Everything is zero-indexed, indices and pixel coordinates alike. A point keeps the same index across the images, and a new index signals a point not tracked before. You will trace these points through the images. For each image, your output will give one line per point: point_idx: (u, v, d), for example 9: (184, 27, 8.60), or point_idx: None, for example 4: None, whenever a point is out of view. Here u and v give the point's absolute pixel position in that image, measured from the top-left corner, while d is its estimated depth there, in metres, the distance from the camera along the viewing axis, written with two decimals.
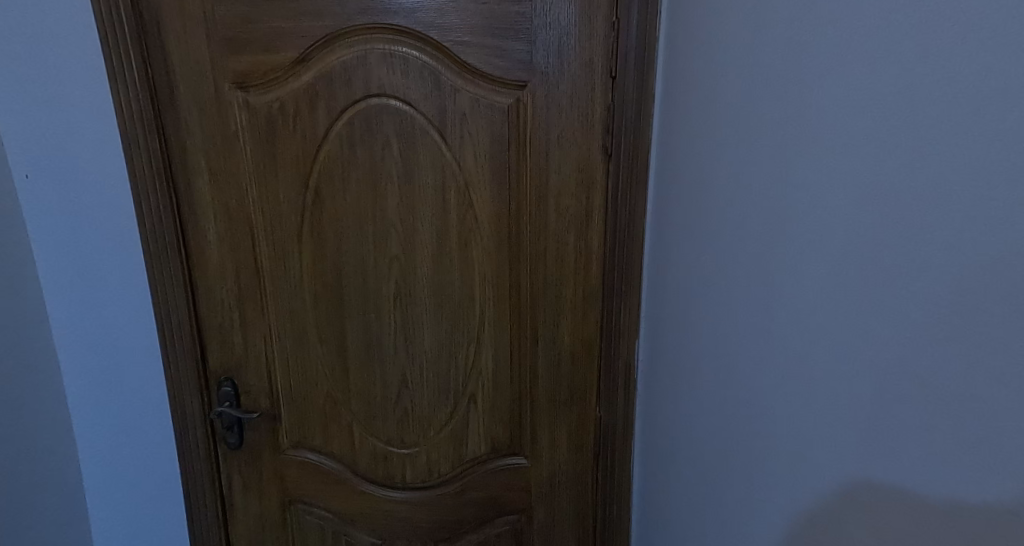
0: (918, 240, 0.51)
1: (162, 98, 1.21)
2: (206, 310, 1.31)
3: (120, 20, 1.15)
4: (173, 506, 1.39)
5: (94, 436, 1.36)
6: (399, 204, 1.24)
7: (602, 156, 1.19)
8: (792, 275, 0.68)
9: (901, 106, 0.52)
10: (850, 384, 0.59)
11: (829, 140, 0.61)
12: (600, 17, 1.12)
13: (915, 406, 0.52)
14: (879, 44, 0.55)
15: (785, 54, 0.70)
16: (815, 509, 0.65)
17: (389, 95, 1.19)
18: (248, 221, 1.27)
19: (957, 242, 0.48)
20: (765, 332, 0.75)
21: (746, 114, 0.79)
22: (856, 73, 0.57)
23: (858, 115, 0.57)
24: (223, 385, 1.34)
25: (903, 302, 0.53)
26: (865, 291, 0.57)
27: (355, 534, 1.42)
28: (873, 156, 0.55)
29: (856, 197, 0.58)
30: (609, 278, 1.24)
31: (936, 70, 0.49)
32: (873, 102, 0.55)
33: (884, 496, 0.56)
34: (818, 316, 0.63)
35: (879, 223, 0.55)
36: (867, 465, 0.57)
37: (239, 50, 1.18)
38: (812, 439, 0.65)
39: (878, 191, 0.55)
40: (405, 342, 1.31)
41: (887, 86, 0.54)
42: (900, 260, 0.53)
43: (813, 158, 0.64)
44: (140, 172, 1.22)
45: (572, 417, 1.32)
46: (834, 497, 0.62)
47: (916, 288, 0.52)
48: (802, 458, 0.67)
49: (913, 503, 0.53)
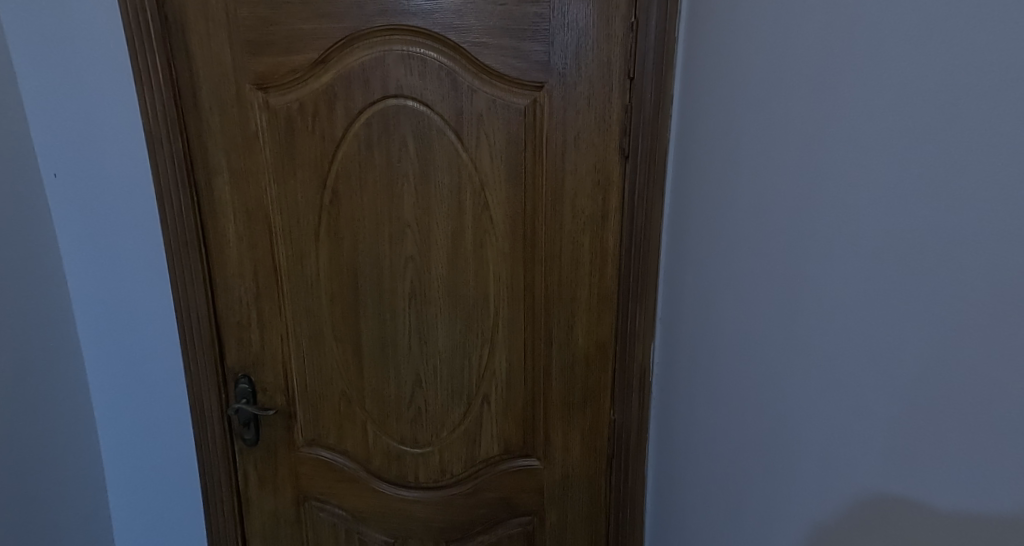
0: (932, 248, 0.51)
1: (186, 99, 1.23)
2: (224, 307, 1.33)
3: (146, 23, 1.17)
4: (190, 499, 1.41)
5: (117, 430, 1.39)
6: (415, 204, 1.24)
7: (619, 157, 1.19)
8: (811, 276, 0.67)
9: (926, 101, 0.51)
10: (869, 389, 0.58)
11: (851, 138, 0.60)
12: (619, 18, 1.12)
13: (938, 411, 0.51)
14: (903, 39, 0.53)
15: (807, 50, 0.68)
16: (831, 519, 0.64)
17: (407, 96, 1.20)
18: (267, 220, 1.29)
19: (968, 251, 0.48)
20: (783, 335, 0.74)
21: (766, 111, 0.78)
22: (879, 68, 0.56)
23: (877, 113, 0.56)
24: (241, 382, 1.36)
25: (927, 302, 0.51)
26: (886, 292, 0.56)
27: (368, 533, 1.43)
28: (897, 153, 0.54)
29: (877, 195, 0.56)
30: (625, 281, 1.23)
31: (957, 72, 0.48)
32: (897, 98, 0.54)
33: (905, 507, 0.54)
34: (838, 318, 0.62)
35: (900, 222, 0.53)
36: (886, 475, 0.56)
37: (261, 52, 1.20)
38: (829, 446, 0.64)
39: (902, 189, 0.53)
40: (419, 341, 1.31)
41: (910, 80, 0.52)
42: (924, 259, 0.52)
43: (834, 157, 0.62)
44: (163, 171, 1.24)
45: (586, 419, 1.31)
46: (852, 508, 0.61)
47: (941, 287, 0.50)
48: (818, 466, 0.66)
49: (934, 514, 0.51)
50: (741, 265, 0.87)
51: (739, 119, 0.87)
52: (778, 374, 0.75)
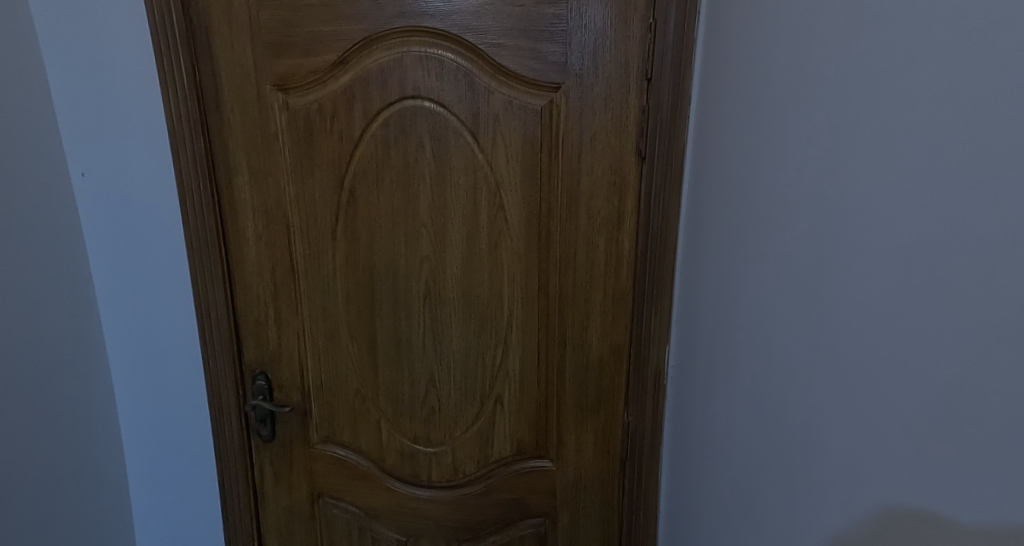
0: (957, 256, 0.51)
1: (208, 100, 1.25)
2: (242, 304, 1.35)
3: (172, 26, 1.19)
4: (207, 493, 1.44)
5: (141, 424, 1.42)
6: (431, 205, 1.25)
7: (635, 158, 1.18)
8: (835, 278, 0.66)
9: (965, 98, 0.50)
10: (900, 394, 0.57)
11: (882, 136, 0.58)
12: (637, 19, 1.11)
13: (977, 416, 0.50)
14: (938, 36, 0.52)
15: (832, 47, 0.67)
16: (855, 528, 0.63)
17: (424, 97, 1.20)
18: (285, 219, 1.30)
19: (992, 259, 0.48)
20: (803, 339, 0.72)
21: (788, 110, 0.77)
22: (912, 65, 0.55)
23: (902, 120, 0.56)
24: (257, 379, 1.38)
25: (968, 304, 0.50)
26: (913, 296, 0.55)
27: (379, 531, 1.44)
28: (933, 153, 0.53)
29: (912, 195, 0.55)
30: (640, 282, 1.23)
31: (983, 81, 0.49)
32: (932, 96, 0.53)
33: (935, 515, 0.53)
34: (868, 322, 0.60)
35: (925, 230, 0.54)
36: (906, 479, 0.56)
37: (283, 54, 1.21)
38: (855, 454, 0.63)
39: (940, 189, 0.52)
40: (434, 341, 1.32)
41: (948, 77, 0.52)
42: (963, 257, 0.51)
43: (856, 161, 0.62)
44: (185, 170, 1.26)
45: (599, 420, 1.31)
46: (880, 520, 0.59)
47: (982, 289, 0.49)
48: (841, 474, 0.65)
49: (973, 525, 0.50)
50: (759, 267, 0.86)
51: (759, 119, 0.86)
52: (797, 379, 0.74)
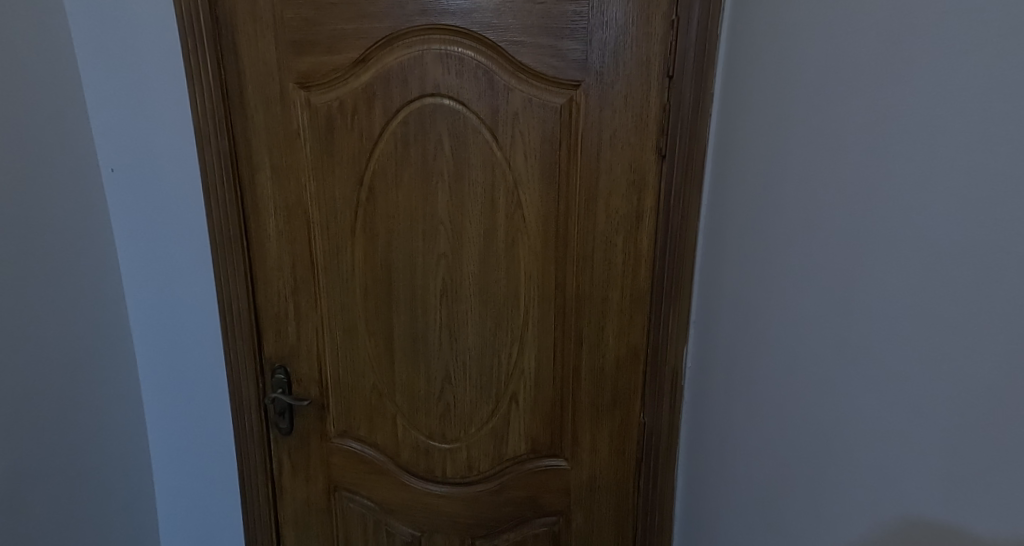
0: (977, 264, 0.51)
1: (232, 96, 1.27)
2: (263, 298, 1.37)
3: (199, 24, 1.21)
4: (227, 483, 1.47)
5: (166, 416, 1.45)
6: (448, 203, 1.25)
7: (655, 157, 1.17)
8: (859, 279, 0.64)
9: (1002, 96, 0.49)
10: (931, 397, 0.55)
11: (904, 141, 0.58)
12: (659, 16, 1.10)
13: (1003, 421, 0.49)
14: (970, 33, 0.51)
15: (855, 47, 0.66)
16: (873, 532, 0.61)
17: (444, 95, 1.21)
18: (305, 216, 1.32)
19: (1012, 267, 0.48)
20: (824, 341, 0.70)
21: (812, 110, 0.75)
22: (940, 64, 0.54)
23: (923, 125, 0.55)
24: (277, 372, 1.40)
25: (994, 308, 0.49)
26: (930, 302, 0.55)
27: (394, 525, 1.45)
28: (953, 158, 0.53)
29: (936, 199, 0.54)
30: (658, 282, 1.22)
31: (1005, 89, 0.48)
32: (970, 88, 0.51)
33: (947, 516, 0.53)
34: (892, 324, 0.59)
35: (945, 236, 0.53)
36: (920, 482, 0.56)
37: (307, 52, 1.23)
38: (879, 458, 0.61)
39: (964, 193, 0.52)
40: (450, 337, 1.32)
41: (976, 79, 0.51)
42: (997, 258, 0.49)
43: (875, 164, 0.61)
44: (209, 166, 1.28)
45: (615, 420, 1.30)
46: (904, 528, 0.58)
47: (1002, 296, 0.49)
48: (857, 476, 0.64)
49: (988, 529, 0.50)
50: (780, 269, 0.84)
51: (783, 118, 0.84)
52: (818, 383, 0.72)
